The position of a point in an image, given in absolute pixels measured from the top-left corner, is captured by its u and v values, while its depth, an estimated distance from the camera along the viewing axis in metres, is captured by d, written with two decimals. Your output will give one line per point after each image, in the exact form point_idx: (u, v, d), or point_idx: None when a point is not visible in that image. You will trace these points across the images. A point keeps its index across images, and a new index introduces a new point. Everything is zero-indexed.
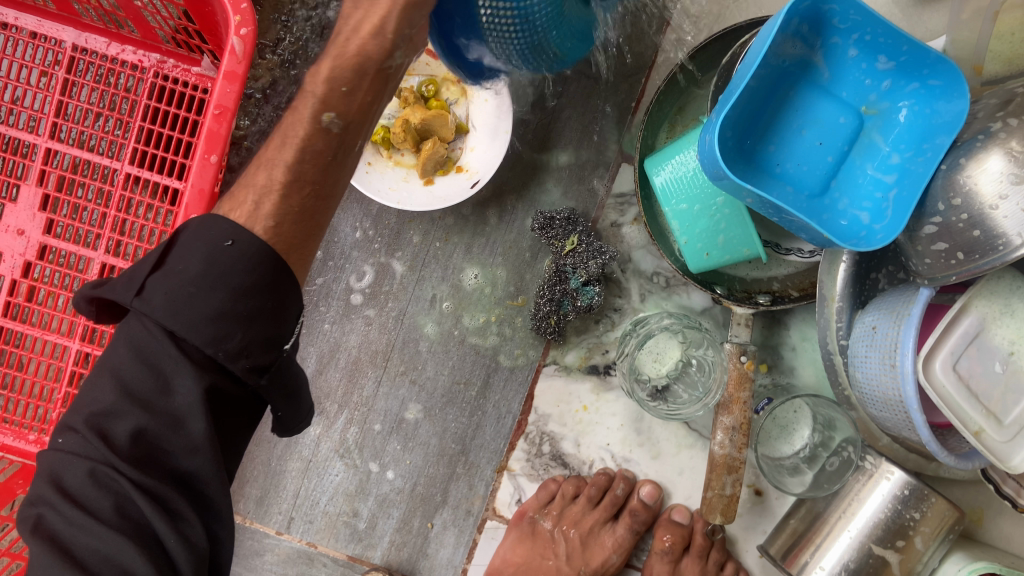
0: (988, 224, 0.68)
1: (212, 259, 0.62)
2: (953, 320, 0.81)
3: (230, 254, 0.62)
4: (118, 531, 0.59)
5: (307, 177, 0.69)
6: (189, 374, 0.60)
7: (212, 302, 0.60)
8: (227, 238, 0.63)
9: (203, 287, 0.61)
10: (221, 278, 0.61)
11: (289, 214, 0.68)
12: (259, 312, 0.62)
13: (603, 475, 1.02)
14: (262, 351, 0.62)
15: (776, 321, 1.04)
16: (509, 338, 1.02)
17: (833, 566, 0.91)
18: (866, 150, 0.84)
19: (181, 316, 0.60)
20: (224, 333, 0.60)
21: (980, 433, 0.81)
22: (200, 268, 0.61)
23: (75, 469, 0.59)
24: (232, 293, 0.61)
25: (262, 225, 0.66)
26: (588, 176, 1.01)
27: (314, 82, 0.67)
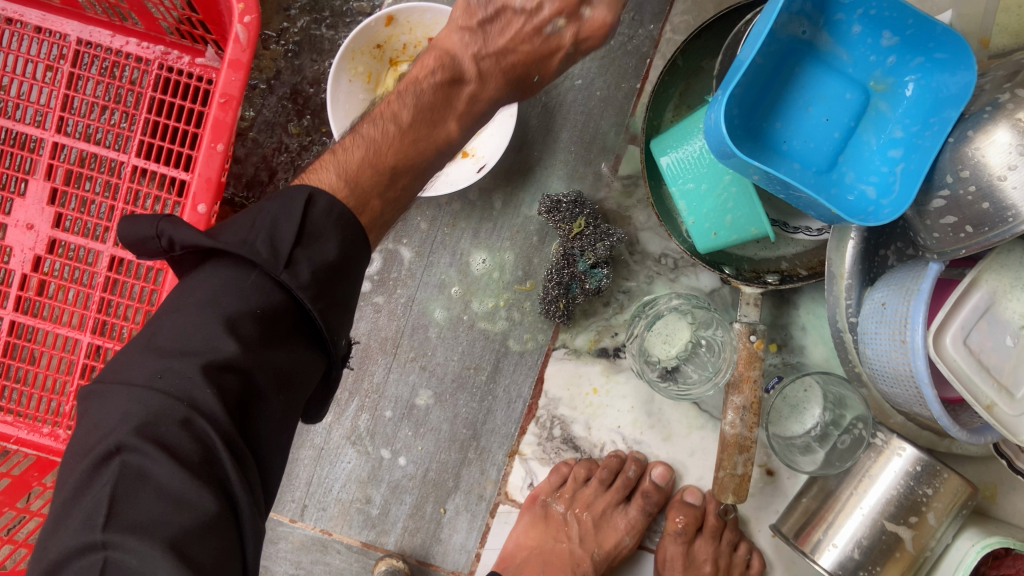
0: (997, 196, 0.68)
1: (347, 244, 0.65)
2: (963, 294, 0.81)
3: (355, 243, 0.66)
4: (207, 486, 0.54)
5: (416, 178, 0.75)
6: (300, 346, 0.62)
7: (341, 291, 0.64)
8: (356, 226, 0.66)
9: (335, 276, 0.63)
10: (347, 269, 0.64)
11: (396, 205, 0.73)
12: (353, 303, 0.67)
13: (614, 457, 1.02)
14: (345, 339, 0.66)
15: (785, 301, 1.04)
16: (519, 322, 1.03)
17: (846, 543, 0.91)
18: (873, 125, 0.83)
19: (320, 296, 0.61)
20: (337, 319, 0.64)
21: (992, 407, 0.81)
22: (337, 256, 0.63)
23: (170, 419, 0.54)
24: (350, 284, 0.65)
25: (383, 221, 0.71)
26: (595, 159, 1.01)
27: (468, 98, 0.78)
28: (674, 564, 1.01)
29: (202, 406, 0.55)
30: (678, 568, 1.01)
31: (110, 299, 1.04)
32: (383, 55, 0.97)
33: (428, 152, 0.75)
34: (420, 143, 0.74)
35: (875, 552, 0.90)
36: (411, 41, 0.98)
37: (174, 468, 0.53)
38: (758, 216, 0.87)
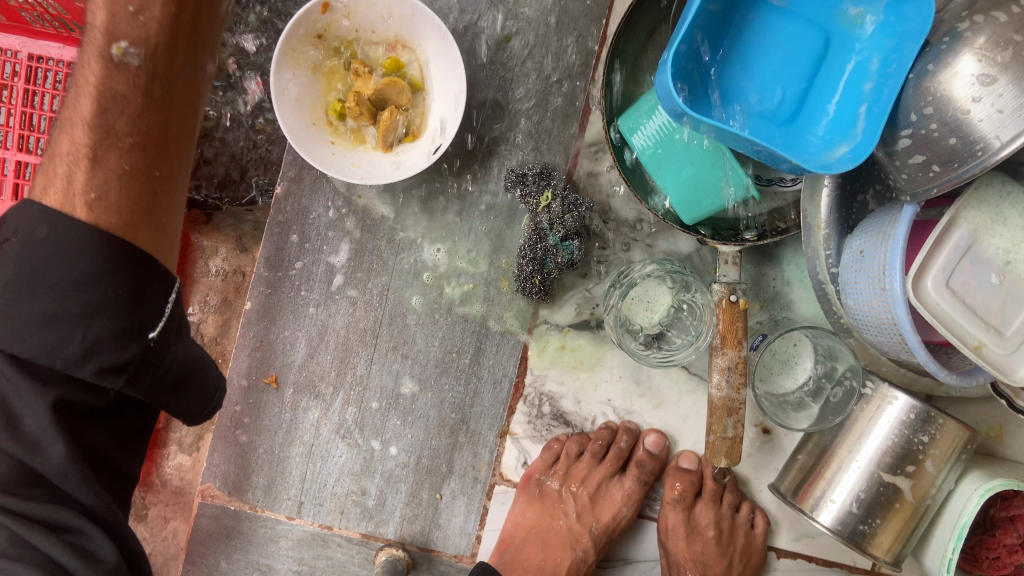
0: (965, 130, 0.67)
1: (30, 256, 0.61)
2: (942, 234, 0.78)
3: (45, 244, 0.61)
4: (25, 560, 0.62)
5: (127, 128, 0.65)
6: (42, 396, 0.62)
7: (37, 308, 0.61)
8: (29, 227, 0.62)
9: (33, 296, 0.61)
10: (43, 280, 0.61)
11: (110, 178, 0.64)
12: (106, 303, 0.63)
13: (606, 430, 1.01)
14: (115, 347, 0.63)
15: (768, 256, 1.01)
16: (497, 302, 1.01)
17: (845, 498, 0.90)
18: (834, 67, 0.79)
19: (18, 325, 0.61)
20: (61, 340, 0.61)
21: (981, 349, 0.78)
22: (14, 270, 0.61)
23: None
24: (59, 291, 0.61)
25: (82, 198, 0.63)
26: (558, 128, 0.98)
27: (97, 18, 0.64)
28: (677, 532, 1.00)
29: None
30: (681, 536, 1.00)
31: None
32: (325, 44, 0.92)
33: (99, 103, 0.64)
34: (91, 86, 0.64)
35: (873, 505, 0.88)
36: (371, 40, 0.94)
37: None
38: (739, 176, 0.85)
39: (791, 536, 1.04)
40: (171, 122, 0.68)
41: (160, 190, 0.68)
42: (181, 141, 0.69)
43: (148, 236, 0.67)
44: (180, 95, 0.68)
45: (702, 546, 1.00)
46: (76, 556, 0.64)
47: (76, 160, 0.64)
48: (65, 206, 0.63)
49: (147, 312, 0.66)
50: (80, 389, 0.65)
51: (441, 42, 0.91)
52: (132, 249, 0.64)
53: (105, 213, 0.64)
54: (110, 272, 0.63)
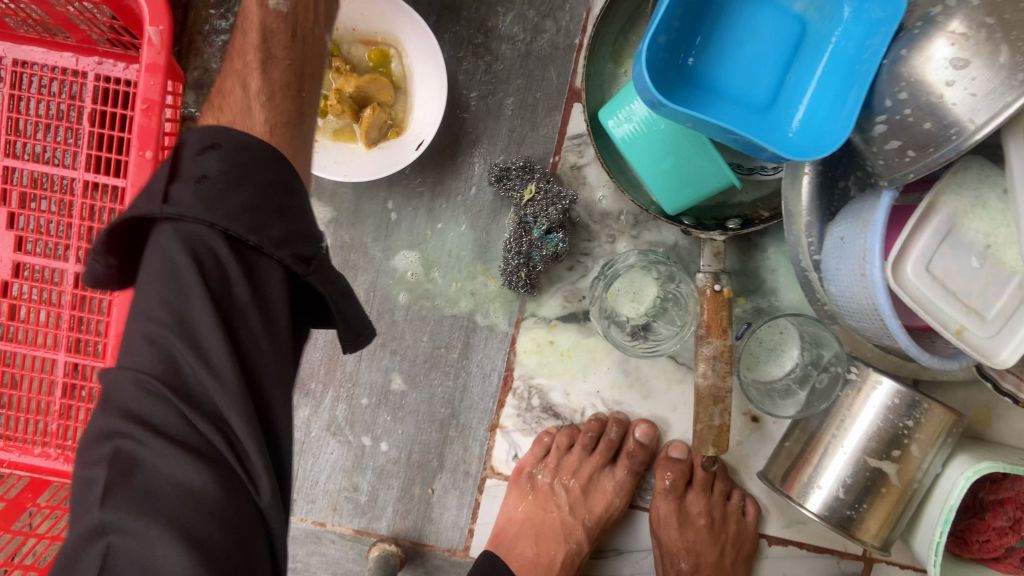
0: (940, 113, 0.67)
1: (231, 156, 0.56)
2: (921, 219, 0.78)
3: (248, 154, 0.57)
4: (199, 463, 0.49)
5: (283, 54, 0.66)
6: (241, 282, 0.53)
7: (241, 196, 0.54)
8: (230, 143, 0.56)
9: (232, 184, 0.54)
10: (249, 171, 0.56)
11: (275, 89, 0.65)
12: (289, 210, 0.57)
13: (595, 421, 1.02)
14: (304, 242, 0.57)
15: (752, 245, 1.01)
16: (484, 296, 1.01)
17: (832, 484, 0.90)
18: (810, 55, 0.80)
19: (219, 208, 0.53)
20: (260, 224, 0.54)
21: (962, 332, 0.79)
22: (222, 166, 0.55)
23: (122, 385, 0.51)
24: (259, 187, 0.55)
25: (256, 102, 0.64)
26: (541, 122, 0.98)
27: None
28: (669, 521, 1.01)
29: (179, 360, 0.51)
30: (673, 525, 1.01)
31: (82, 315, 1.02)
32: None
33: (262, 30, 0.65)
34: (250, 16, 0.66)
35: (859, 489, 0.89)
36: (352, 37, 0.94)
37: (162, 451, 0.49)
38: (722, 169, 0.86)
39: (782, 523, 1.05)
40: (312, 55, 0.68)
41: (306, 108, 0.68)
42: (318, 64, 0.70)
43: (298, 154, 0.65)
44: (319, 34, 0.69)
45: (694, 535, 1.00)
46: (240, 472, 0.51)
47: (249, 69, 0.65)
48: (243, 112, 0.63)
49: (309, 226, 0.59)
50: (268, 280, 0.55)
51: (423, 39, 0.91)
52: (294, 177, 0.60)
53: (275, 114, 0.64)
54: (289, 178, 0.59)
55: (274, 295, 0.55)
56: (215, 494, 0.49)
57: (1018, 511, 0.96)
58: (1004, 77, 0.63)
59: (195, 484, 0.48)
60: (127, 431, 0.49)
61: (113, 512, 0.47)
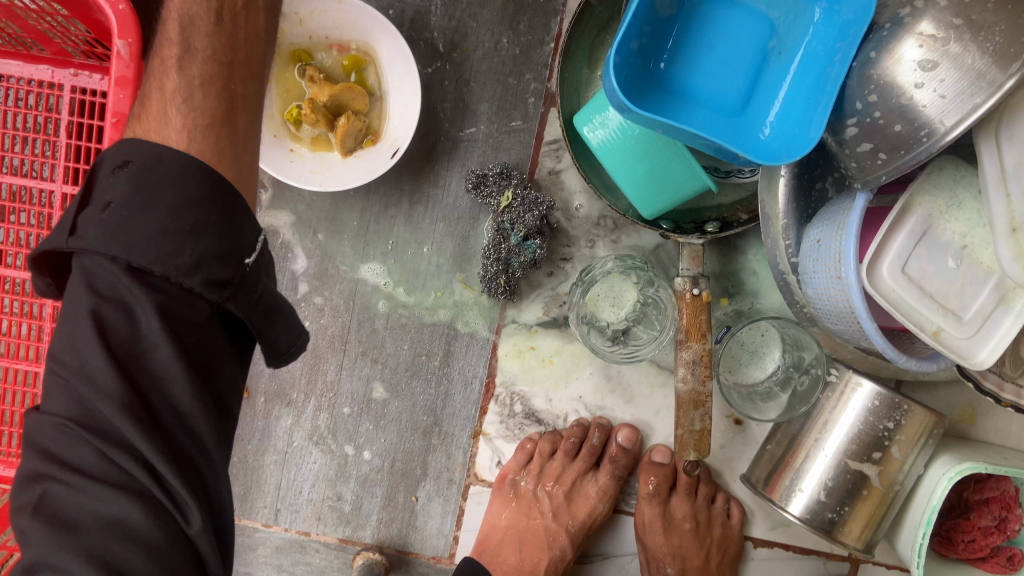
0: (910, 116, 0.67)
1: (141, 175, 0.57)
2: (896, 221, 0.78)
3: (157, 169, 0.57)
4: (122, 493, 0.54)
5: (204, 44, 0.64)
6: (149, 305, 0.55)
7: (151, 221, 0.56)
8: (140, 157, 0.58)
9: (142, 215, 0.56)
10: (151, 204, 0.56)
11: (194, 86, 0.63)
12: (208, 226, 0.58)
13: (577, 426, 1.01)
14: (220, 265, 0.57)
15: (732, 247, 1.01)
16: (464, 303, 1.01)
17: (814, 487, 0.90)
18: (781, 58, 0.79)
19: (125, 239, 0.55)
20: (172, 250, 0.56)
21: (939, 334, 0.78)
22: (129, 193, 0.56)
23: (46, 422, 0.55)
24: (171, 212, 0.56)
25: (171, 105, 0.62)
26: (518, 127, 0.98)
27: None
28: (654, 527, 1.00)
29: (88, 390, 0.54)
30: (658, 530, 1.00)
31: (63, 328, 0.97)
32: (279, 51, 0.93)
33: (185, 18, 0.64)
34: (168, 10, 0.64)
35: (840, 493, 0.89)
36: (326, 45, 0.94)
37: (87, 485, 0.54)
38: (698, 173, 0.85)
39: (767, 525, 1.04)
40: (243, 40, 0.66)
41: (239, 103, 0.66)
42: (251, 53, 0.67)
43: (228, 156, 0.63)
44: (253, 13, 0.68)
45: (679, 539, 1.00)
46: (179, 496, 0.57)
47: (165, 67, 0.63)
48: (163, 124, 0.61)
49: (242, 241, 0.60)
50: (185, 304, 0.57)
51: (396, 46, 0.91)
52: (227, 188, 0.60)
53: (194, 114, 0.62)
54: (223, 191, 0.60)
55: (154, 339, 0.56)
56: (142, 526, 0.54)
57: (1003, 511, 0.96)
58: (972, 79, 0.63)
59: (115, 516, 0.54)
60: (49, 474, 0.54)
61: (41, 551, 0.52)
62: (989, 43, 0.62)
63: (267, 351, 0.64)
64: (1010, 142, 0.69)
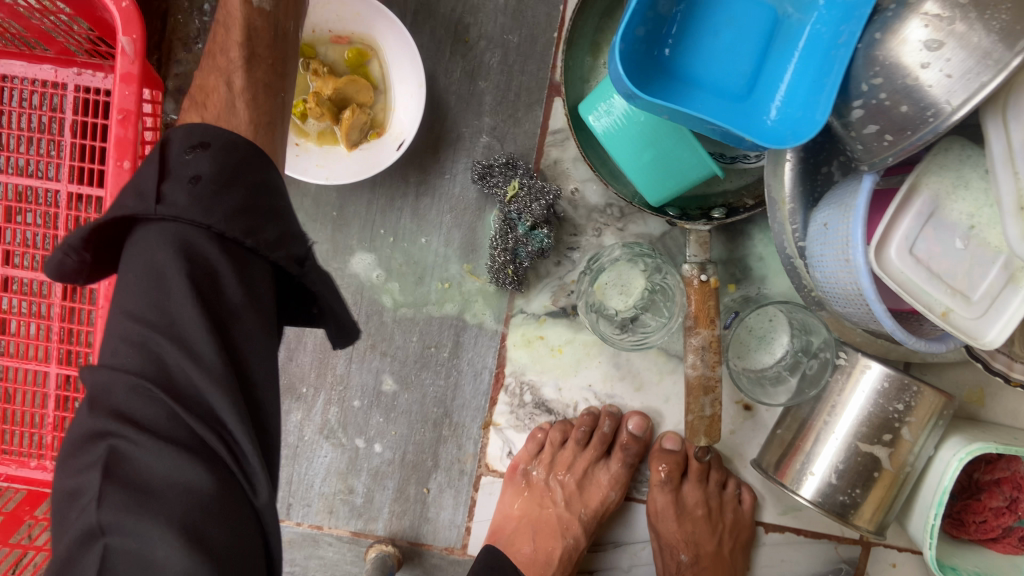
0: (916, 96, 0.67)
1: (221, 156, 0.58)
2: (903, 202, 0.78)
3: (238, 155, 0.59)
4: (194, 459, 0.51)
5: (266, 52, 0.67)
6: (231, 280, 0.55)
7: (234, 198, 0.56)
8: (220, 142, 0.58)
9: (224, 188, 0.56)
10: (240, 176, 0.58)
11: (258, 85, 0.66)
12: (295, 219, 0.62)
13: (588, 415, 1.02)
14: (296, 243, 0.60)
15: (738, 233, 1.01)
16: (472, 295, 1.01)
17: (825, 470, 0.90)
18: (785, 43, 0.79)
19: (214, 211, 0.55)
20: (257, 226, 0.57)
21: (948, 314, 0.78)
22: (215, 168, 0.57)
23: (115, 384, 0.51)
24: (251, 189, 0.58)
25: (239, 100, 0.65)
26: (523, 118, 0.98)
27: None
28: (666, 514, 1.01)
29: (163, 352, 0.52)
30: (670, 517, 1.01)
31: (72, 327, 0.97)
32: None
33: (245, 27, 0.66)
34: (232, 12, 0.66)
35: (852, 475, 0.89)
36: (329, 39, 0.94)
37: (156, 446, 0.50)
38: (703, 159, 0.86)
39: (778, 510, 1.05)
40: (292, 53, 0.70)
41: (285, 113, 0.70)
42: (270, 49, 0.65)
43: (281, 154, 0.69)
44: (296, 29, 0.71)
45: (692, 526, 1.01)
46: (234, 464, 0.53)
47: (228, 67, 0.66)
48: (228, 111, 0.64)
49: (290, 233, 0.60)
50: (229, 274, 0.55)
51: (400, 39, 0.91)
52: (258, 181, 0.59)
53: (260, 114, 0.66)
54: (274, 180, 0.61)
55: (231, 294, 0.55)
56: (208, 489, 0.50)
57: (1014, 491, 0.96)
58: (979, 57, 0.63)
59: (189, 480, 0.50)
60: (114, 431, 0.50)
61: (110, 512, 0.48)
62: (995, 22, 0.62)
63: (336, 335, 0.66)
64: (1016, 120, 0.69)
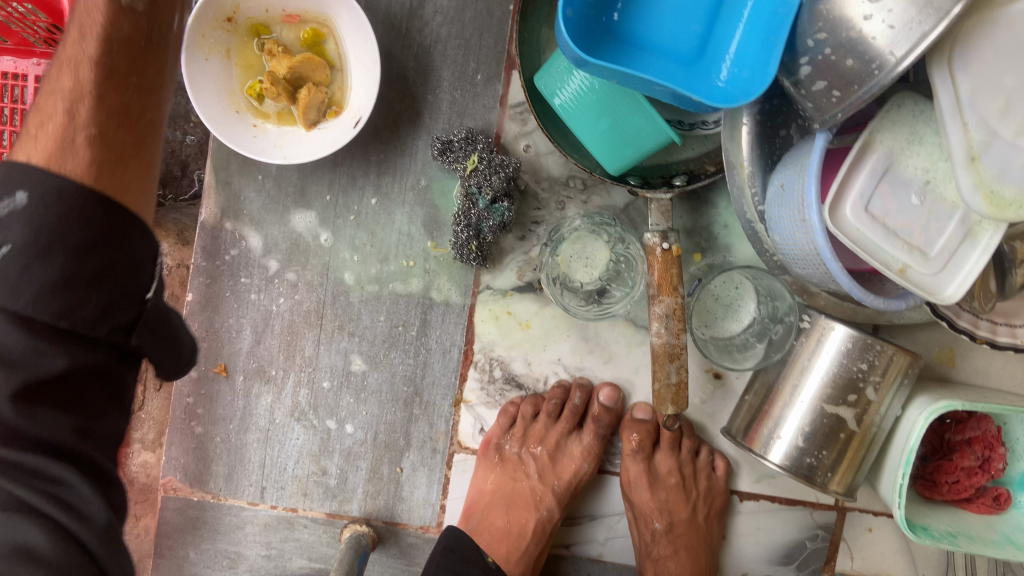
0: (861, 49, 0.66)
1: (38, 215, 0.50)
2: (857, 159, 0.78)
3: (59, 211, 0.50)
4: (26, 518, 0.50)
5: (121, 70, 0.58)
6: (50, 352, 0.50)
7: (54, 268, 0.50)
8: (41, 191, 0.50)
9: (40, 257, 0.49)
10: (56, 241, 0.50)
11: (110, 116, 0.57)
12: (107, 270, 0.52)
13: (559, 387, 1.01)
14: (125, 308, 0.53)
15: (702, 201, 1.01)
16: (437, 272, 1.01)
17: (793, 433, 0.90)
18: (734, 4, 0.79)
19: (21, 293, 0.49)
20: (76, 302, 0.50)
21: (905, 271, 0.78)
22: (26, 233, 0.49)
23: None
24: (73, 252, 0.50)
25: (83, 132, 0.55)
26: (482, 92, 0.98)
27: None
28: (639, 483, 1.01)
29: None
30: (643, 487, 1.00)
31: None
32: (236, 26, 0.92)
33: (103, 41, 0.58)
34: (85, 22, 0.58)
35: (819, 437, 0.89)
36: (282, 19, 0.94)
37: None
38: (658, 125, 0.84)
39: (752, 478, 1.05)
40: (154, 63, 0.61)
41: (144, 136, 0.60)
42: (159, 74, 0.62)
43: (132, 187, 0.57)
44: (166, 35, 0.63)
45: (665, 493, 1.01)
46: (79, 523, 0.52)
47: (77, 92, 0.56)
48: (64, 146, 0.54)
49: (143, 274, 0.55)
50: (78, 347, 0.52)
51: (353, 15, 0.90)
52: (124, 209, 0.54)
53: (108, 148, 0.56)
54: (114, 221, 0.53)
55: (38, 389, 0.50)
56: (45, 548, 0.50)
57: (986, 451, 0.96)
58: (920, 6, 0.62)
59: (20, 540, 0.49)
60: None
61: None
62: None
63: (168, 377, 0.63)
64: (963, 72, 0.68)
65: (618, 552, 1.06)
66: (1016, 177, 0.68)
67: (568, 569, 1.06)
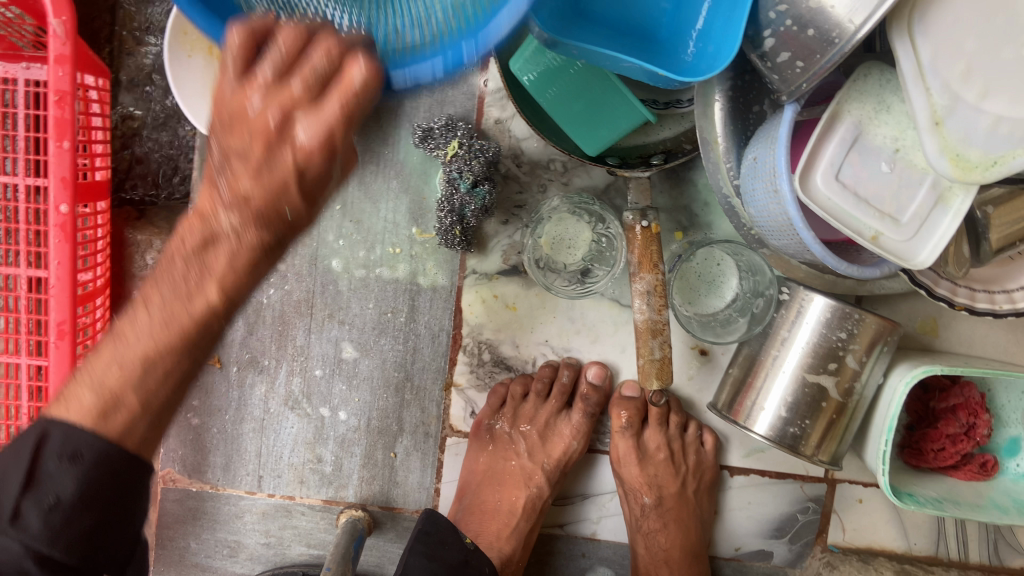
0: (820, 19, 0.68)
1: (91, 477, 0.53)
2: (827, 128, 0.79)
3: (105, 470, 0.54)
4: None
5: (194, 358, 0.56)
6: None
7: (87, 519, 0.53)
8: (93, 456, 0.53)
9: (81, 509, 0.53)
10: (103, 497, 0.54)
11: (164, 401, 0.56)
12: (121, 522, 0.56)
13: (547, 367, 1.03)
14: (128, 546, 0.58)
15: (681, 180, 1.02)
16: (422, 258, 1.03)
17: (777, 405, 0.91)
18: None
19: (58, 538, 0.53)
20: (97, 544, 0.55)
21: (878, 238, 0.79)
22: (74, 491, 0.53)
23: None
24: (105, 510, 0.54)
25: (137, 423, 0.55)
26: (460, 80, 1.00)
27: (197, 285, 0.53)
28: (629, 459, 1.02)
29: None
30: (633, 462, 1.02)
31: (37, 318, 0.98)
32: None
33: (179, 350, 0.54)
34: (167, 326, 0.54)
35: (803, 407, 0.90)
36: None
37: None
38: (633, 106, 0.88)
39: (742, 453, 1.06)
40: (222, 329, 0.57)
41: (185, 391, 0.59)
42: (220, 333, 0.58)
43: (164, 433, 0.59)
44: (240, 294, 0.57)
45: (655, 469, 1.02)
46: None
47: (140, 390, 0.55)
48: (115, 432, 0.54)
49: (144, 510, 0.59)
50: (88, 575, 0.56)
51: None
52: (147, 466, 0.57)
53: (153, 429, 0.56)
54: (140, 477, 0.57)
55: None
56: None
57: (971, 417, 0.96)
58: None
59: None
60: None
61: None
62: None
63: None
64: (923, 37, 0.67)
65: (612, 530, 1.07)
66: (981, 141, 0.67)
67: (563, 548, 1.07)
